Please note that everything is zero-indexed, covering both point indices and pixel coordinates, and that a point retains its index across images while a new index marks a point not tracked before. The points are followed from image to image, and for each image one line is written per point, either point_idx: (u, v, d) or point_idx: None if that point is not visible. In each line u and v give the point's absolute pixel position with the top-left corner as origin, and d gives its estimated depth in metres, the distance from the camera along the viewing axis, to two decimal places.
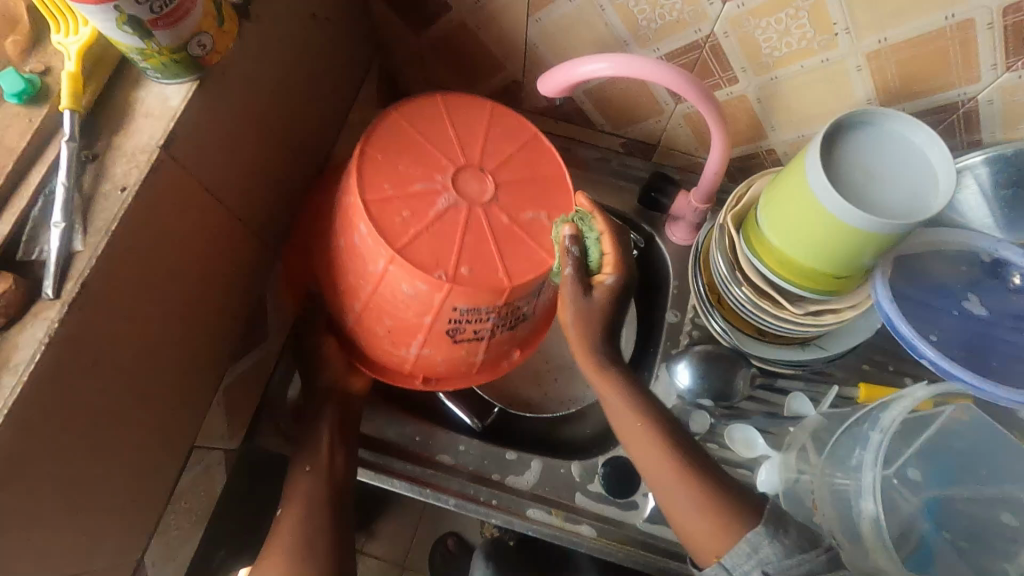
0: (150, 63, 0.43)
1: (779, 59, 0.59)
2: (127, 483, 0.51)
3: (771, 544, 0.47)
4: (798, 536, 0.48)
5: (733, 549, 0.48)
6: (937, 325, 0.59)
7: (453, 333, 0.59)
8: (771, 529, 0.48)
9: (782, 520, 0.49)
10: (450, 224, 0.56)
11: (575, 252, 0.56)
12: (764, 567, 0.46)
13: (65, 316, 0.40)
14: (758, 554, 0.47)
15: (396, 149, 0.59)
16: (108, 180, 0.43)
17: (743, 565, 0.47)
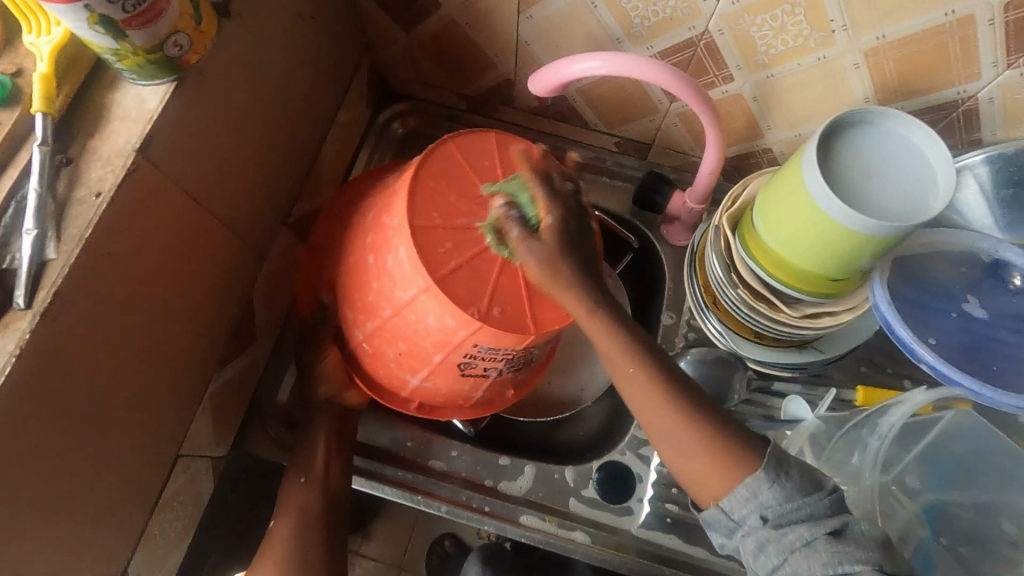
0: (125, 64, 0.42)
1: (774, 56, 0.58)
2: (109, 494, 0.50)
3: (770, 489, 0.46)
4: (802, 480, 0.46)
5: (731, 494, 0.47)
6: (939, 329, 0.57)
7: (464, 367, 0.56)
8: (771, 476, 0.46)
9: (784, 463, 0.47)
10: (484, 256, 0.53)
11: (506, 211, 0.48)
12: (762, 511, 0.46)
13: (38, 326, 0.39)
14: (757, 501, 0.46)
15: (449, 178, 0.55)
16: (83, 185, 0.41)
17: (742, 510, 0.47)
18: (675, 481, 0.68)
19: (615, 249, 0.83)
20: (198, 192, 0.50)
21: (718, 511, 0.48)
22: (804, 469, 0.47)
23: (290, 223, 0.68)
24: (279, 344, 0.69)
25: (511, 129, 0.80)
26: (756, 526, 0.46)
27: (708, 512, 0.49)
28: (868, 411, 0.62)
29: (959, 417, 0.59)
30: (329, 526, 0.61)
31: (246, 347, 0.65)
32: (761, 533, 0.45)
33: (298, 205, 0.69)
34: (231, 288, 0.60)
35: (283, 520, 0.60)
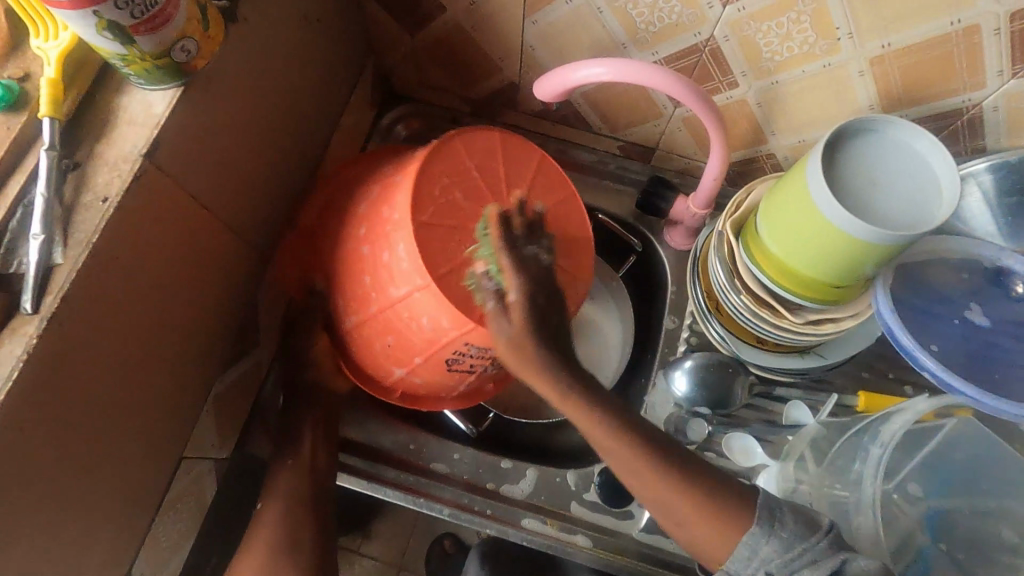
0: (133, 70, 0.42)
1: (780, 63, 0.58)
2: (113, 496, 0.50)
3: (767, 543, 0.48)
4: (797, 525, 0.48)
5: (734, 556, 0.48)
6: (941, 336, 0.58)
7: (452, 363, 0.56)
8: (766, 529, 0.48)
9: (777, 512, 0.49)
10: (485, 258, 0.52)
11: (489, 286, 0.47)
12: (765, 568, 0.47)
13: (45, 331, 0.39)
14: (758, 557, 0.48)
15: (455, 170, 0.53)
16: (90, 191, 0.42)
17: (745, 568, 0.48)
18: None
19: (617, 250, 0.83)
20: (202, 195, 0.50)
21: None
22: (798, 516, 0.48)
23: None
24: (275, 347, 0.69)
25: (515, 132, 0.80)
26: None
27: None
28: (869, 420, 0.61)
29: (960, 424, 0.59)
30: (320, 525, 0.60)
31: (248, 349, 0.65)
32: None
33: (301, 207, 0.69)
34: (234, 291, 0.60)
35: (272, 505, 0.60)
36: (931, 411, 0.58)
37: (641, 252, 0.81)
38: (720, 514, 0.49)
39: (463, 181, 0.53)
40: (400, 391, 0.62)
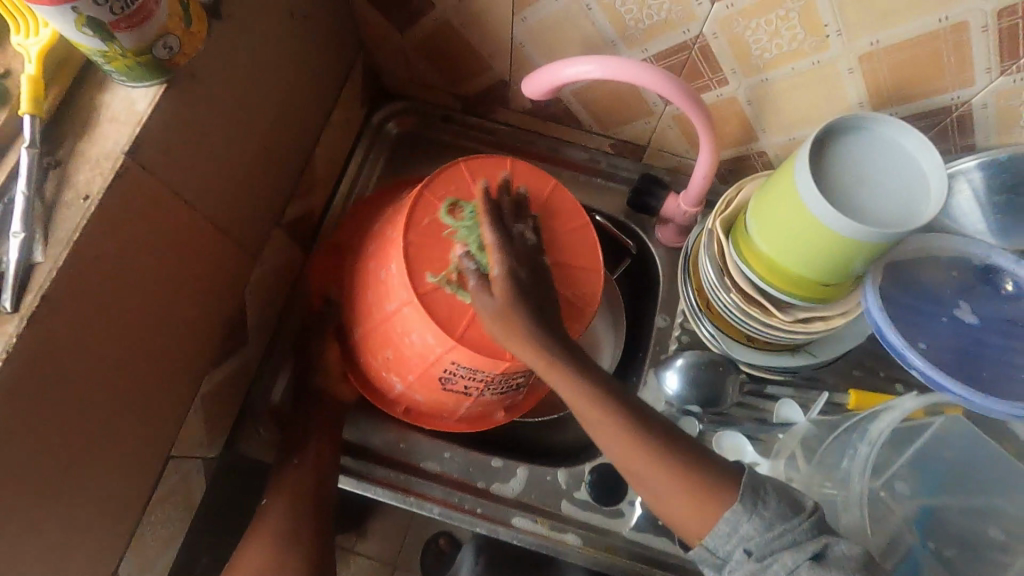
0: (114, 66, 0.41)
1: (769, 60, 0.57)
2: (99, 497, 0.50)
3: (749, 521, 0.46)
4: (781, 506, 0.46)
5: (713, 531, 0.47)
6: (931, 334, 0.58)
7: (444, 381, 0.58)
8: (749, 507, 0.46)
9: (761, 490, 0.47)
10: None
11: (471, 264, 0.50)
12: (745, 545, 0.45)
13: (26, 330, 0.39)
14: (737, 534, 0.46)
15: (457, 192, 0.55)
16: (71, 188, 0.41)
17: (724, 545, 0.46)
18: None
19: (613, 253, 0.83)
20: (187, 193, 0.50)
21: (703, 551, 0.47)
22: (782, 495, 0.46)
23: (283, 224, 0.68)
24: (267, 347, 0.70)
25: (506, 130, 0.80)
26: (740, 561, 0.45)
27: (695, 550, 0.48)
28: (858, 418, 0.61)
29: (948, 424, 0.59)
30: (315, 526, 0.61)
31: (237, 349, 0.65)
32: (746, 569, 0.45)
33: (291, 205, 0.69)
34: (223, 290, 0.59)
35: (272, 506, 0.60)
36: (919, 408, 0.58)
37: (636, 255, 0.81)
38: (701, 497, 0.47)
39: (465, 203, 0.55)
40: (404, 404, 0.64)
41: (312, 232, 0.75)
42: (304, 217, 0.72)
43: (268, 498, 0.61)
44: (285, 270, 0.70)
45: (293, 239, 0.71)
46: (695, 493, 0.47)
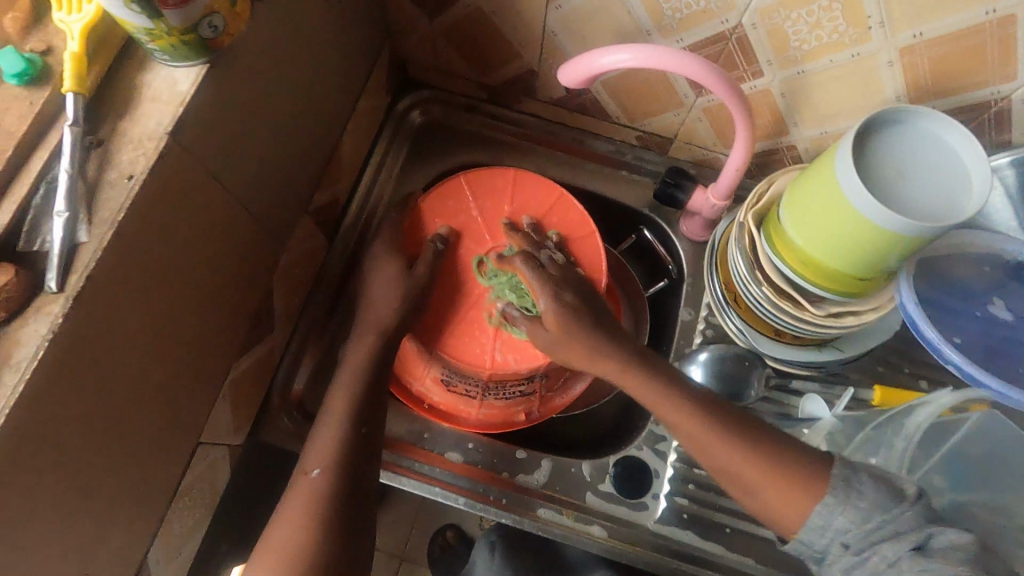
0: (159, 45, 0.41)
1: (807, 52, 0.57)
2: (131, 482, 0.49)
3: (843, 513, 0.46)
4: (879, 495, 0.46)
5: (807, 523, 0.48)
6: (962, 330, 0.58)
7: (448, 382, 0.66)
8: (842, 499, 0.47)
9: (854, 480, 0.47)
10: (459, 294, 0.66)
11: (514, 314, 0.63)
12: (842, 538, 0.46)
13: (70, 311, 0.38)
14: (831, 528, 0.47)
15: (449, 208, 0.67)
16: (114, 168, 0.41)
17: (819, 539, 0.48)
18: (693, 477, 0.68)
19: (655, 273, 0.82)
20: (224, 175, 0.49)
21: (799, 543, 0.49)
22: (878, 482, 0.47)
23: (310, 211, 0.67)
24: (290, 333, 0.70)
25: (531, 121, 0.80)
26: (839, 553, 0.47)
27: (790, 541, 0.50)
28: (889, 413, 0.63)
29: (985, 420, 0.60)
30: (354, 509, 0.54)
31: (264, 337, 0.64)
32: (847, 561, 0.46)
33: (317, 193, 0.68)
34: (255, 278, 0.59)
35: (320, 475, 0.54)
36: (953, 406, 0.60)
37: (676, 277, 0.79)
38: (794, 482, 0.49)
39: (456, 218, 0.67)
40: (429, 402, 0.66)
41: (336, 221, 0.74)
42: (329, 205, 0.71)
43: (308, 461, 0.55)
44: (310, 259, 0.70)
45: (318, 227, 0.70)
46: (790, 481, 0.49)
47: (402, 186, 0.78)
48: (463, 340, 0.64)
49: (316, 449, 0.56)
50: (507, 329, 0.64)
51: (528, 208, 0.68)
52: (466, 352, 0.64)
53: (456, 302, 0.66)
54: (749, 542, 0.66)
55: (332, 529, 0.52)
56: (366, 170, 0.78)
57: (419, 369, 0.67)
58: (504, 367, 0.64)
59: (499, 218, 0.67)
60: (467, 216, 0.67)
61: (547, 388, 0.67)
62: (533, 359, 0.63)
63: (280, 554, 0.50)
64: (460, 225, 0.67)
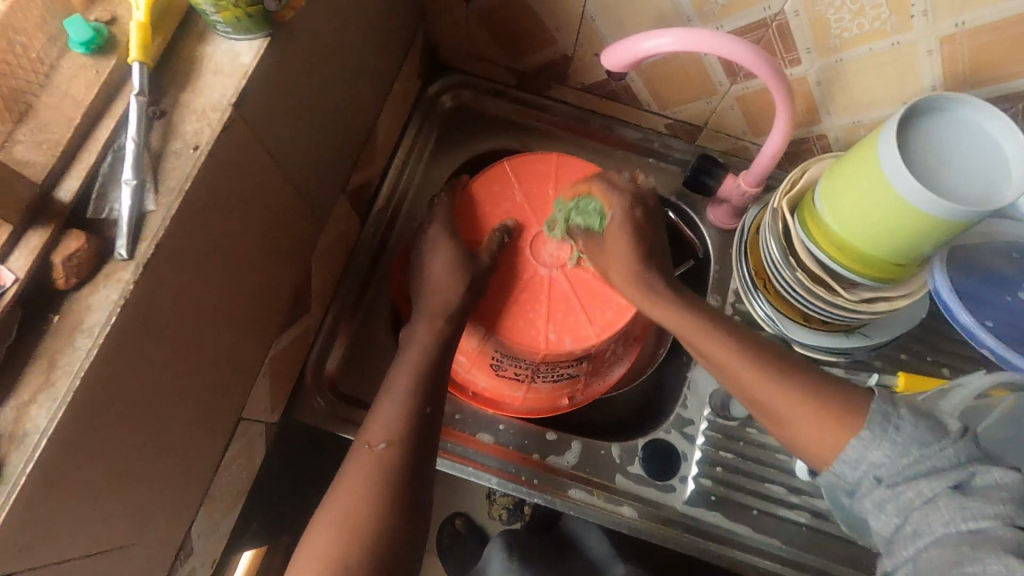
0: (223, 16, 0.41)
1: (847, 40, 0.58)
2: (182, 453, 0.50)
3: (879, 448, 0.44)
4: (920, 431, 0.43)
5: (841, 458, 0.47)
6: (999, 310, 0.60)
7: (497, 365, 0.67)
8: (879, 434, 0.45)
9: (892, 416, 0.45)
10: (513, 277, 0.65)
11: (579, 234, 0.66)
12: (875, 472, 0.44)
13: (141, 278, 0.38)
14: (867, 461, 0.45)
15: (496, 190, 0.68)
16: (178, 138, 0.41)
17: (852, 472, 0.46)
18: (720, 459, 0.69)
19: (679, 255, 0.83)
20: (278, 150, 0.50)
21: (832, 475, 0.48)
22: (918, 417, 0.44)
23: (346, 191, 0.68)
24: (322, 314, 0.70)
25: (561, 107, 0.80)
26: (872, 487, 0.44)
27: (824, 476, 0.49)
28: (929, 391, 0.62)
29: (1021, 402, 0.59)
30: (412, 482, 0.54)
31: (300, 316, 0.65)
32: (877, 495, 0.44)
33: (354, 173, 0.68)
34: (298, 255, 0.59)
35: (387, 449, 0.55)
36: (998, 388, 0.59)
37: (702, 260, 0.80)
38: (839, 420, 0.49)
39: (505, 202, 0.68)
40: (474, 388, 0.69)
41: (367, 203, 0.75)
42: (362, 186, 0.72)
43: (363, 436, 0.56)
44: (343, 240, 0.70)
45: (352, 208, 0.71)
46: (832, 413, 0.49)
47: (432, 170, 0.79)
48: (518, 322, 0.64)
49: (381, 423, 0.57)
50: (560, 311, 0.64)
51: (570, 192, 0.68)
52: (519, 336, 0.64)
53: (509, 284, 0.65)
54: (776, 525, 0.67)
55: (392, 506, 0.52)
56: (397, 153, 0.78)
57: (467, 358, 0.68)
58: (557, 348, 0.63)
59: (546, 202, 0.67)
60: (511, 202, 0.68)
61: (590, 373, 0.69)
62: (586, 341, 0.64)
63: (341, 519, 0.51)
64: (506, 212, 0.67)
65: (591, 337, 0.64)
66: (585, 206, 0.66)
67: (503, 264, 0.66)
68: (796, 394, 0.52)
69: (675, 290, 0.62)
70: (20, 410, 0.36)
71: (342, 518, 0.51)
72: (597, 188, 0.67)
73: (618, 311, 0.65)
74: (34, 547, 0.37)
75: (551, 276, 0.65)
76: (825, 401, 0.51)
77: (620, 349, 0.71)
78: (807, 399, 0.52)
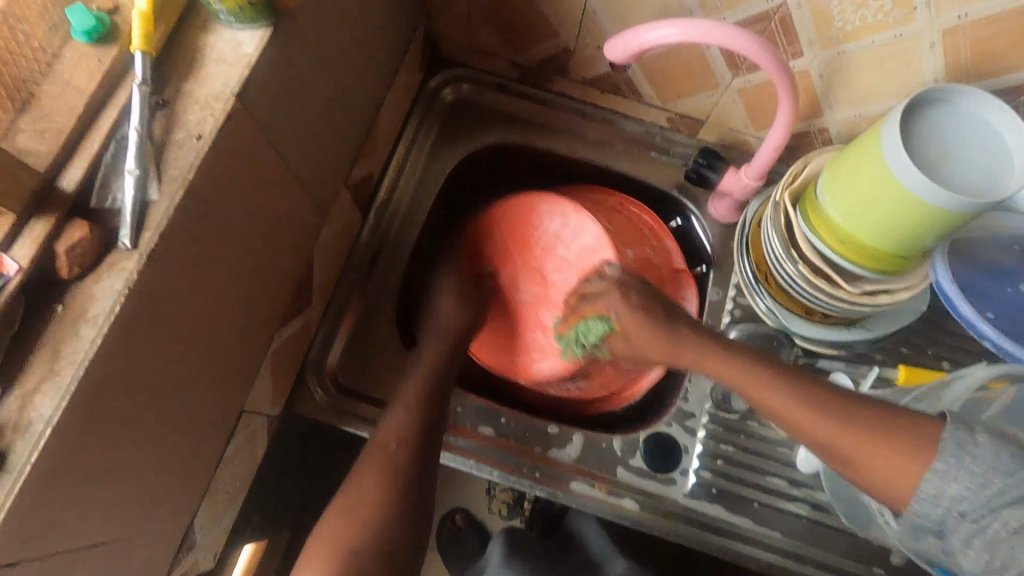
0: (226, 5, 0.41)
1: (850, 33, 0.58)
2: (185, 445, 0.50)
3: (957, 479, 0.42)
4: (1000, 458, 0.41)
5: (918, 495, 0.44)
6: (998, 302, 0.60)
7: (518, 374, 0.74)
8: (954, 464, 0.42)
9: (968, 445, 0.42)
10: (518, 300, 0.75)
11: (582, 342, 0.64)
12: (958, 507, 0.42)
13: (144, 267, 0.38)
14: (946, 496, 0.42)
15: (498, 223, 0.76)
16: (182, 128, 0.41)
17: (934, 510, 0.43)
18: (721, 453, 0.69)
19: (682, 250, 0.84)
20: (281, 143, 0.50)
21: (914, 517, 0.44)
22: (999, 444, 0.41)
23: (348, 184, 0.67)
24: (325, 307, 0.70)
25: (562, 101, 0.80)
26: (956, 523, 0.42)
27: (904, 516, 0.45)
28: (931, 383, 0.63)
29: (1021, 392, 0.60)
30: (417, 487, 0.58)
31: (302, 309, 0.65)
32: (964, 532, 0.41)
33: (356, 166, 0.68)
34: (300, 248, 0.59)
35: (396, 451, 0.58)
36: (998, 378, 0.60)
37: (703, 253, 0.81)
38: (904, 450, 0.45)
39: (506, 233, 0.76)
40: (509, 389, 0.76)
41: (369, 197, 0.75)
42: (364, 179, 0.72)
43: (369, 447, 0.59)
44: (345, 233, 0.70)
45: (354, 201, 0.70)
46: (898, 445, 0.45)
47: (433, 164, 0.79)
48: (520, 336, 0.74)
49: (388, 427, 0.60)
50: (557, 327, 0.72)
51: (568, 221, 0.74)
52: (506, 362, 0.74)
53: (516, 305, 0.75)
54: (777, 517, 0.67)
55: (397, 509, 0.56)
56: (399, 146, 0.78)
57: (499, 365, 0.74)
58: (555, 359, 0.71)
59: (544, 231, 0.75)
60: (504, 241, 0.76)
61: (606, 381, 0.75)
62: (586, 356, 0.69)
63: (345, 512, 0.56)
64: (500, 255, 0.76)
65: (560, 364, 0.71)
66: (580, 330, 0.64)
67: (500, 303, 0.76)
68: (842, 431, 0.48)
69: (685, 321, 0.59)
70: (24, 399, 0.36)
71: (353, 510, 0.55)
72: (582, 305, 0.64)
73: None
74: (38, 538, 0.37)
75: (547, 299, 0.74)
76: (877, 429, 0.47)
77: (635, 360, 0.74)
78: (850, 413, 0.49)
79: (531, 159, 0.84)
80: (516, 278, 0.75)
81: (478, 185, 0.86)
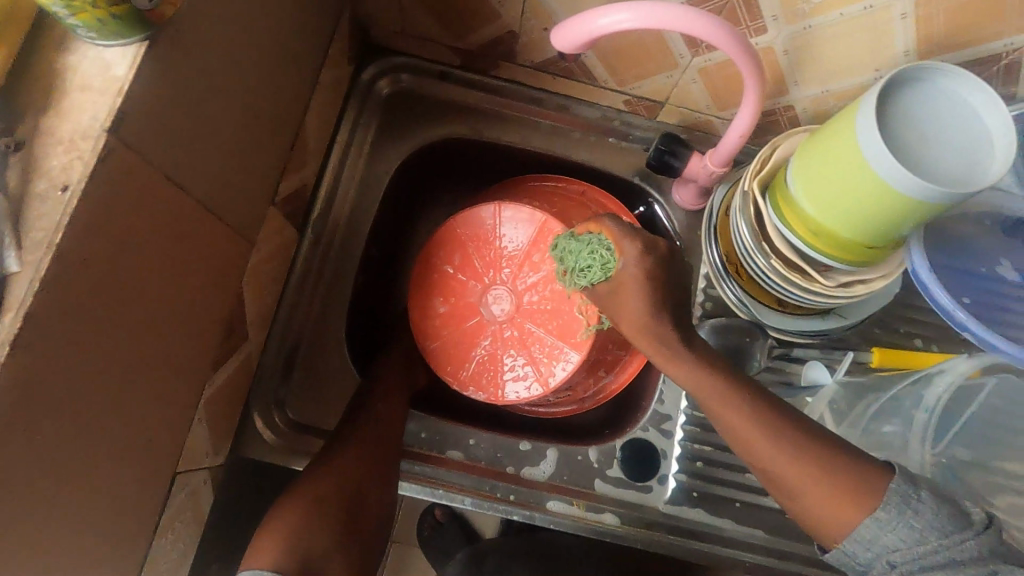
0: (81, 19, 0.33)
1: (816, 7, 0.53)
2: (112, 533, 0.44)
3: (894, 531, 0.43)
4: (940, 518, 0.42)
5: (852, 535, 0.45)
6: (975, 288, 0.56)
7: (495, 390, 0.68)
8: (896, 516, 0.43)
9: (911, 497, 0.43)
10: (481, 326, 0.70)
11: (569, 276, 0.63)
12: (888, 556, 0.43)
13: (9, 359, 0.32)
14: (879, 544, 0.44)
15: (449, 244, 0.71)
16: (44, 177, 0.34)
17: (862, 552, 0.45)
18: (700, 454, 0.66)
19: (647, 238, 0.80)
20: (183, 172, 0.42)
21: (841, 554, 0.46)
22: (940, 503, 0.42)
23: (276, 202, 0.60)
24: (265, 337, 0.64)
25: (512, 88, 0.74)
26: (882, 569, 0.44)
27: (832, 552, 0.47)
28: (916, 375, 0.60)
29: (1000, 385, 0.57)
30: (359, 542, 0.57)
31: (236, 348, 0.58)
32: None
33: (284, 180, 0.61)
34: (226, 285, 0.52)
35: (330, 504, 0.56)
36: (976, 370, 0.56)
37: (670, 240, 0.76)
38: (852, 496, 0.45)
39: (459, 252, 0.71)
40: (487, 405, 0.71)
41: (306, 209, 0.68)
42: (296, 191, 0.64)
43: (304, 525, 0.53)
44: (279, 256, 0.63)
45: (287, 217, 0.63)
46: (838, 486, 0.46)
47: (374, 166, 0.73)
48: (486, 359, 0.69)
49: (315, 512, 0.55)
50: (527, 349, 0.68)
51: (524, 234, 0.70)
52: (472, 385, 0.68)
53: (476, 329, 0.70)
54: (759, 514, 0.65)
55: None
56: (333, 150, 0.71)
57: (469, 380, 0.68)
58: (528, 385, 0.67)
59: (498, 249, 0.70)
60: (458, 260, 0.71)
61: (578, 395, 0.73)
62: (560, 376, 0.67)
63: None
64: (453, 274, 0.70)
65: (540, 380, 0.67)
66: (582, 262, 0.61)
67: (456, 323, 0.70)
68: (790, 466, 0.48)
69: (673, 322, 0.56)
70: None
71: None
72: (612, 225, 0.59)
73: (575, 341, 0.67)
74: None
75: (506, 321, 0.69)
76: (835, 467, 0.47)
77: (608, 373, 0.73)
78: (809, 450, 0.48)
79: (483, 153, 0.77)
80: (473, 304, 0.70)
81: (428, 184, 0.80)
